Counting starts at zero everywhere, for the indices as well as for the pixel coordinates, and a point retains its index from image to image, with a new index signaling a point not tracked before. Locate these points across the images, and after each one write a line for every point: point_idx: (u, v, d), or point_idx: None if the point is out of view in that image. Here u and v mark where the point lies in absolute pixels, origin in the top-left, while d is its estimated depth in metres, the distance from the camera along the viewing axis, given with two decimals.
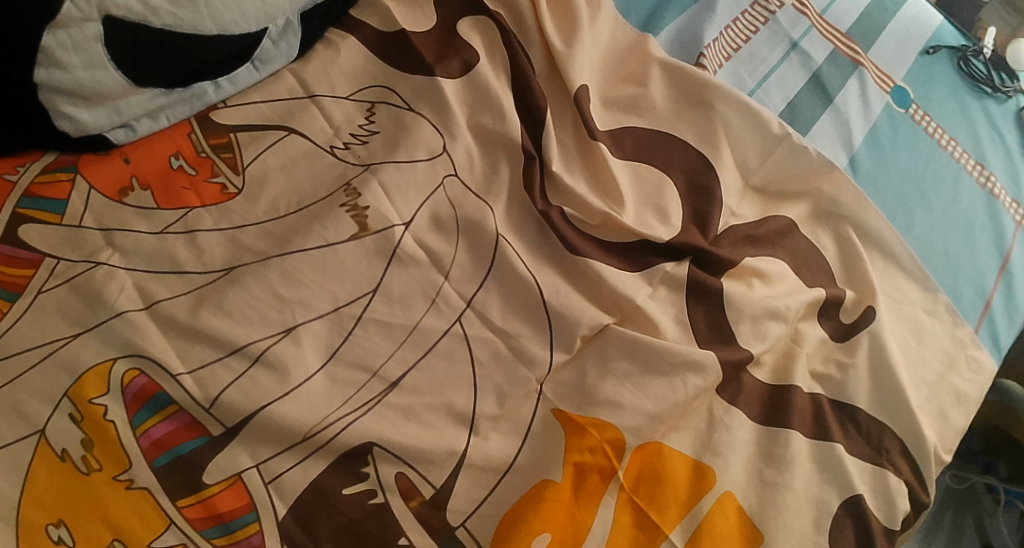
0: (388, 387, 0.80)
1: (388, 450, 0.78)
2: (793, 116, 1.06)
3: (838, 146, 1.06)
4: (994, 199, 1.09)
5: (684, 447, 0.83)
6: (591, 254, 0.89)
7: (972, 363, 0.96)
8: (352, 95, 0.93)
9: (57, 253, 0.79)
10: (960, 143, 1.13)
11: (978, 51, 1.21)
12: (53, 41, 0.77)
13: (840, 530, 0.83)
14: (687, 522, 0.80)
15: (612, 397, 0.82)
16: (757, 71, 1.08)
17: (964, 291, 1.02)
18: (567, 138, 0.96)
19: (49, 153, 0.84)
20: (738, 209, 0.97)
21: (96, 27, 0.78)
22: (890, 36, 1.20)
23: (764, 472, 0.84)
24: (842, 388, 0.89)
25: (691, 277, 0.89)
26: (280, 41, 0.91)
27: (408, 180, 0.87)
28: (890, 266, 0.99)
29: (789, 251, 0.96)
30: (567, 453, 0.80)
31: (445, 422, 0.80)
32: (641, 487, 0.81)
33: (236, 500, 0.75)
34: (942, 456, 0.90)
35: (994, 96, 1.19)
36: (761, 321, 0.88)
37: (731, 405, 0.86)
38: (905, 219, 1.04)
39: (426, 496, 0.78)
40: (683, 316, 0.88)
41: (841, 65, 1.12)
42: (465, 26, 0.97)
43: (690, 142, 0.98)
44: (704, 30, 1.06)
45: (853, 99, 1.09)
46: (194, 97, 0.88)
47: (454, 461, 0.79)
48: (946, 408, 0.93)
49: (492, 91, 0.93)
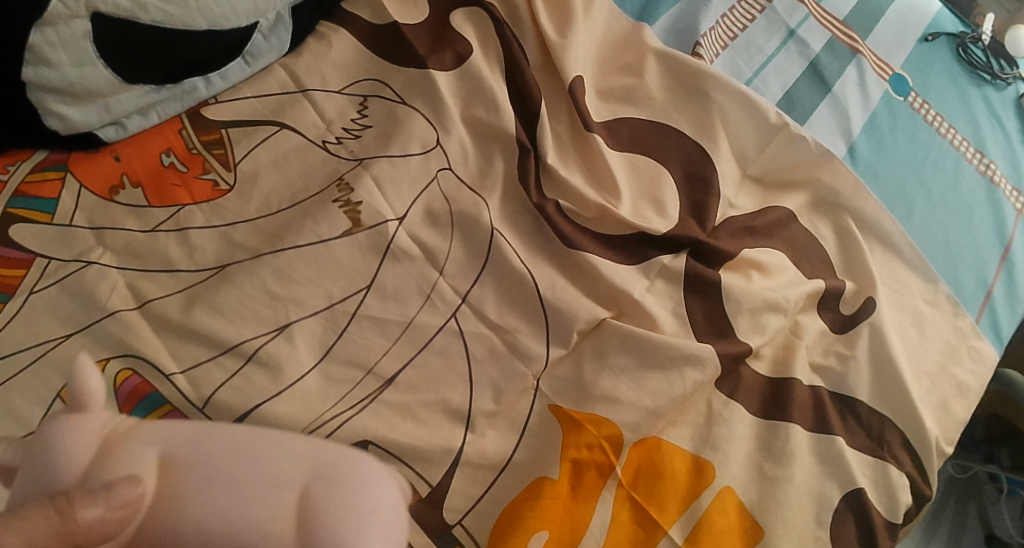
0: (384, 384, 0.79)
1: (383, 448, 0.77)
2: (791, 105, 1.05)
3: (837, 135, 1.05)
4: (994, 187, 1.08)
5: (683, 442, 0.83)
6: (587, 248, 0.88)
7: (973, 354, 0.95)
8: (344, 89, 0.92)
9: (48, 252, 0.78)
10: (960, 131, 1.11)
11: (977, 37, 1.20)
12: (41, 39, 0.76)
13: (841, 524, 0.82)
14: (686, 517, 0.79)
15: (609, 392, 0.81)
16: (754, 60, 1.07)
17: (965, 281, 1.01)
18: (563, 129, 0.95)
19: (40, 152, 0.83)
20: (736, 200, 0.96)
21: (84, 23, 0.78)
22: (889, 23, 1.18)
23: (764, 466, 0.83)
24: (842, 380, 0.88)
25: (689, 269, 0.88)
26: (271, 35, 0.90)
27: (402, 175, 0.86)
28: (890, 256, 0.98)
29: (789, 242, 0.95)
30: (565, 449, 0.79)
31: (441, 418, 0.79)
32: (640, 483, 0.80)
33: None
34: (944, 449, 0.89)
35: (993, 83, 1.18)
36: (760, 313, 0.88)
37: (730, 399, 0.85)
38: (904, 208, 1.03)
39: (422, 494, 0.77)
40: (681, 309, 0.87)
41: (840, 53, 1.10)
42: (458, 18, 0.96)
43: (688, 132, 0.97)
44: (700, 18, 1.05)
45: (851, 87, 1.08)
46: (185, 93, 0.87)
47: (450, 458, 0.78)
48: (947, 399, 0.92)
49: (486, 83, 0.92)
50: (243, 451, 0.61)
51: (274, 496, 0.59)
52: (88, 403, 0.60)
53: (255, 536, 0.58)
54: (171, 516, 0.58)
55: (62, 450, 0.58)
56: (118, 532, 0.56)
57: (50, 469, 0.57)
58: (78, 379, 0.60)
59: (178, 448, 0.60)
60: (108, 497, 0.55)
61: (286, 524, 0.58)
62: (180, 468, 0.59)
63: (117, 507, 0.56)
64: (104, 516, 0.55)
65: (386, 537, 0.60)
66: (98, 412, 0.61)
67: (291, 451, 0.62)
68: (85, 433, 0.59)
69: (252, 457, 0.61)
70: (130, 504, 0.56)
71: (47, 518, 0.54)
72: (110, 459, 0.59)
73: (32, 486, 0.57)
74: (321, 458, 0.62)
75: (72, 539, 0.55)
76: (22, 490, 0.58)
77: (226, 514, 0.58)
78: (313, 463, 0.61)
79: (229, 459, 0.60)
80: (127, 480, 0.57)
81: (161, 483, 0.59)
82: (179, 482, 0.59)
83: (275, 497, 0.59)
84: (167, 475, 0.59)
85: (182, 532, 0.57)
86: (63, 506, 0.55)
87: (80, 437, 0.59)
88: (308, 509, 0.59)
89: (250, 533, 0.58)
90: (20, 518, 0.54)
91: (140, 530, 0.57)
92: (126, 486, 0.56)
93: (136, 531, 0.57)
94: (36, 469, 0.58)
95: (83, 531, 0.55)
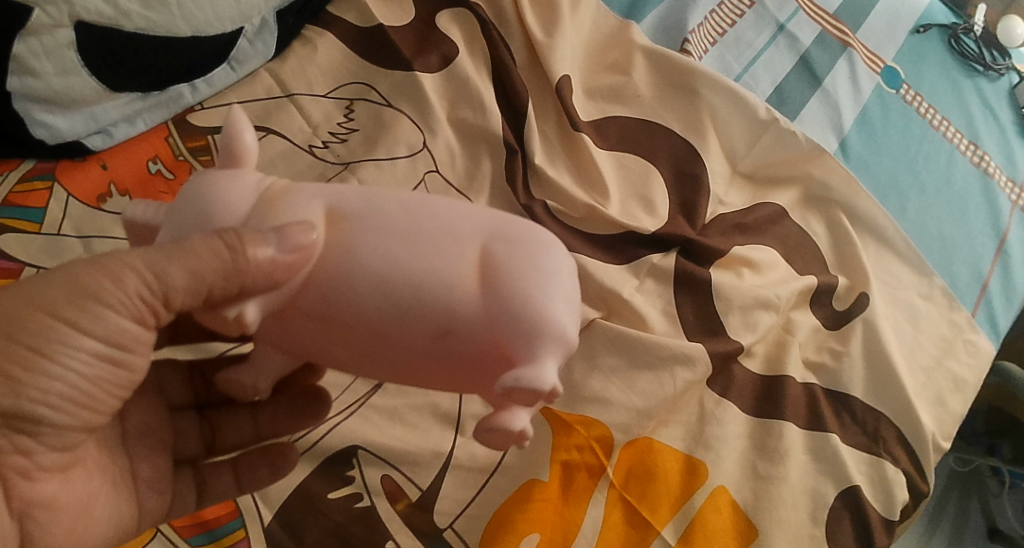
0: (373, 388, 0.79)
1: (373, 453, 0.76)
2: (781, 100, 1.04)
3: (827, 130, 1.04)
4: (989, 179, 1.08)
5: (675, 442, 0.82)
6: (577, 248, 0.87)
7: (968, 347, 0.95)
8: (330, 93, 0.91)
9: (36, 262, 0.78)
10: (953, 123, 1.11)
11: (969, 28, 1.20)
12: (24, 48, 0.75)
13: (837, 522, 0.82)
14: (680, 517, 0.79)
15: (600, 393, 0.81)
16: (743, 56, 1.06)
17: (960, 275, 1.01)
18: (550, 130, 0.94)
19: (27, 161, 0.82)
20: (726, 198, 0.95)
21: (67, 33, 0.77)
22: (880, 15, 1.17)
23: (758, 465, 0.82)
24: (836, 377, 0.88)
25: (679, 268, 0.88)
26: (255, 41, 0.89)
27: (388, 178, 0.86)
28: (883, 250, 0.98)
29: (780, 239, 0.94)
30: (555, 452, 0.79)
31: (430, 422, 0.79)
32: (632, 484, 0.79)
33: (220, 506, 0.73)
34: (941, 444, 0.89)
35: (986, 74, 1.18)
36: (751, 311, 0.87)
37: (723, 397, 0.84)
38: (897, 201, 1.02)
39: (412, 498, 0.76)
40: (671, 308, 0.87)
41: (830, 46, 1.09)
42: (444, 19, 0.96)
43: (676, 130, 0.96)
44: (688, 15, 1.04)
45: (842, 81, 1.07)
46: (171, 100, 0.86)
47: (440, 462, 0.77)
48: (943, 394, 0.92)
49: (472, 85, 0.92)
50: (420, 204, 0.56)
51: (456, 248, 0.55)
52: (242, 156, 0.57)
53: (437, 286, 0.54)
54: (345, 263, 0.54)
55: (219, 198, 0.55)
56: (288, 278, 0.54)
57: (206, 215, 0.55)
58: (232, 131, 0.56)
59: (346, 201, 0.56)
60: (279, 239, 0.53)
61: (469, 277, 0.54)
62: (351, 220, 0.55)
63: (290, 251, 0.53)
64: (276, 259, 0.52)
65: (569, 300, 0.56)
66: (251, 168, 0.57)
67: (472, 208, 0.57)
68: (243, 184, 0.56)
69: (429, 208, 0.56)
70: (302, 250, 0.53)
71: (218, 253, 0.53)
72: (274, 207, 0.55)
73: (188, 224, 0.55)
74: (500, 216, 0.57)
75: (240, 278, 0.53)
76: (177, 227, 0.55)
77: (405, 262, 0.54)
78: (492, 220, 0.56)
79: (403, 210, 0.56)
80: (299, 226, 0.54)
81: (329, 234, 0.55)
82: (350, 232, 0.55)
83: (457, 251, 0.55)
84: (337, 225, 0.55)
85: (357, 279, 0.54)
86: (234, 243, 0.53)
87: (239, 188, 0.55)
88: (492, 264, 0.55)
89: (431, 282, 0.54)
90: (187, 252, 0.54)
91: (309, 279, 0.55)
92: (300, 231, 0.53)
93: (308, 278, 0.55)
94: (193, 212, 0.55)
95: (252, 271, 0.53)
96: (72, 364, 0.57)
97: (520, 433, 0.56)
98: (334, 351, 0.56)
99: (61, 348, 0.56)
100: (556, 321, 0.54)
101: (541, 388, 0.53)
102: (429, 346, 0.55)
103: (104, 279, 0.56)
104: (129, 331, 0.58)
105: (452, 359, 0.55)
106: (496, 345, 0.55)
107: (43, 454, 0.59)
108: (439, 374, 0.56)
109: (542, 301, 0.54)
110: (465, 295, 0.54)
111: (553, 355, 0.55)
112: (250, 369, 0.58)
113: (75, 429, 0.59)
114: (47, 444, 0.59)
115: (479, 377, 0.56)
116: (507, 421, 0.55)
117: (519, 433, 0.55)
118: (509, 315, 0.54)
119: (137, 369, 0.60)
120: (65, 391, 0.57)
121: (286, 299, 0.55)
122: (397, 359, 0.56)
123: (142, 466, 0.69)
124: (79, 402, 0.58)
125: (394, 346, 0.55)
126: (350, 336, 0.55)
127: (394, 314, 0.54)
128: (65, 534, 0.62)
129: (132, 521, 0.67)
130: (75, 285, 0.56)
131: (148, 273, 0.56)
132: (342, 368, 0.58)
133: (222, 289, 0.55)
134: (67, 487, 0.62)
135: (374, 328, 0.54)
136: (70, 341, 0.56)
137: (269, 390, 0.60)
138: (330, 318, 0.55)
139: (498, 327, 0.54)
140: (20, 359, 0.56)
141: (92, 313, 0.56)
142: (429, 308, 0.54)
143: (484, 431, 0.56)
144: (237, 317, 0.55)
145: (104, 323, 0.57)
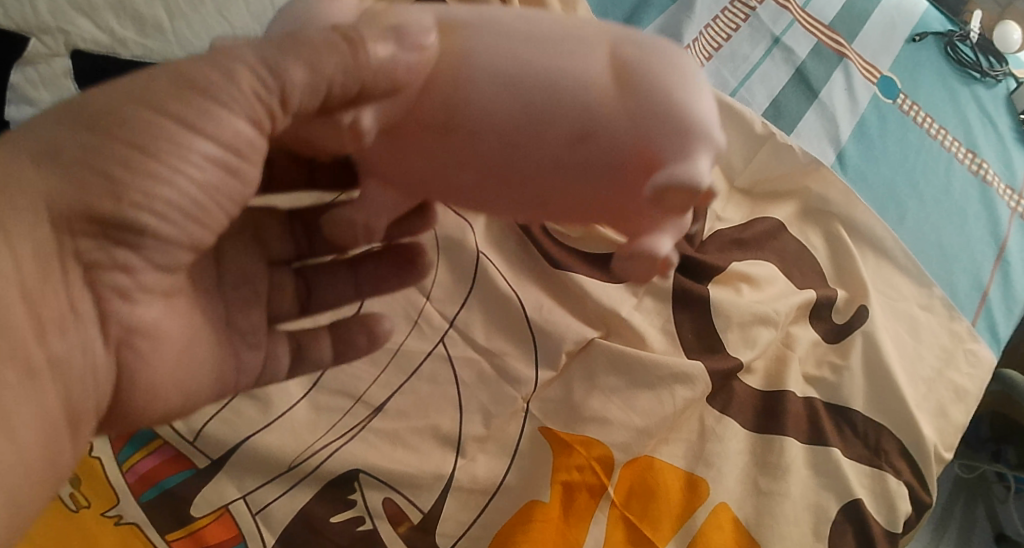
0: (373, 412, 0.79)
1: (375, 477, 0.76)
2: (777, 114, 1.04)
3: (825, 142, 1.04)
4: (987, 187, 1.08)
5: (676, 460, 0.82)
6: (576, 269, 0.87)
7: (970, 357, 0.95)
8: None
9: None
10: (950, 131, 1.11)
11: (964, 35, 1.20)
12: (21, 78, 0.76)
13: (840, 536, 0.82)
14: (682, 533, 0.79)
15: (600, 413, 0.81)
16: (740, 70, 1.06)
17: (960, 285, 1.01)
18: None
19: None
20: (724, 213, 0.96)
21: (63, 61, 0.77)
22: (875, 26, 1.17)
23: (759, 480, 0.82)
24: (836, 390, 0.88)
25: (678, 286, 0.88)
26: None
27: None
28: (882, 262, 0.98)
29: (778, 253, 0.95)
30: (555, 472, 0.79)
31: (431, 445, 0.78)
32: (633, 503, 0.79)
33: (223, 531, 0.73)
34: (943, 455, 0.89)
35: (983, 81, 1.18)
36: (750, 327, 0.87)
37: (722, 414, 0.84)
38: (895, 212, 1.02)
39: (415, 521, 0.76)
40: (670, 326, 0.87)
41: (826, 58, 1.09)
42: None
43: None
44: (683, 31, 1.04)
45: (838, 92, 1.07)
46: None
47: (442, 484, 0.77)
48: (945, 405, 0.92)
49: None
50: (536, 13, 0.54)
51: (585, 49, 0.52)
52: None
53: (571, 86, 0.51)
54: (466, 67, 0.51)
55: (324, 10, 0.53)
56: (409, 84, 0.51)
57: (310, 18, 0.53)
58: None
59: (455, 12, 0.53)
60: (399, 38, 0.50)
61: (604, 77, 0.52)
62: (464, 28, 0.52)
63: (411, 49, 0.50)
64: (398, 57, 0.50)
65: (706, 96, 0.54)
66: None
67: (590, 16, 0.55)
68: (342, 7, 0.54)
69: (546, 15, 0.54)
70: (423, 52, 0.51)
71: (339, 50, 0.50)
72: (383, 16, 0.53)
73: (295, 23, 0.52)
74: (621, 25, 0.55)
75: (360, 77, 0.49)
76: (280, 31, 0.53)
77: (532, 60, 0.51)
78: (613, 27, 0.54)
79: (519, 17, 0.53)
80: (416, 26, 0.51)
81: (444, 41, 0.52)
82: (467, 37, 0.52)
83: (588, 51, 0.52)
84: (450, 32, 0.52)
85: (484, 82, 0.51)
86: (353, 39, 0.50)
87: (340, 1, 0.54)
88: (624, 63, 0.53)
89: (565, 82, 0.51)
90: (304, 45, 0.50)
91: (426, 89, 0.51)
92: (419, 31, 0.51)
93: (427, 86, 0.51)
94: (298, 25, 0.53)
95: (372, 69, 0.50)
96: (185, 166, 0.50)
97: (665, 258, 0.55)
98: (456, 172, 0.53)
99: (171, 148, 0.50)
100: (700, 119, 0.53)
101: (695, 185, 0.52)
102: (568, 153, 0.52)
103: (214, 72, 0.50)
104: (244, 134, 0.51)
105: (592, 169, 0.53)
106: (639, 149, 0.52)
107: (144, 273, 0.53)
108: (572, 192, 0.53)
109: (682, 96, 0.53)
110: (603, 95, 0.52)
111: (701, 151, 0.53)
112: (360, 208, 0.56)
113: (181, 246, 0.53)
114: (150, 261, 0.53)
115: (618, 193, 0.54)
116: (651, 245, 0.54)
117: (665, 256, 0.55)
118: (651, 113, 0.52)
119: (251, 181, 0.54)
120: (175, 199, 0.51)
121: (402, 112, 0.52)
122: (531, 174, 0.53)
123: (238, 317, 0.64)
124: (190, 213, 0.52)
125: (530, 154, 0.52)
126: (477, 148, 0.52)
127: (529, 115, 0.51)
128: (164, 371, 0.56)
129: (232, 372, 0.63)
130: (179, 75, 0.50)
131: (262, 66, 0.50)
132: (459, 197, 0.55)
133: (342, 90, 0.50)
134: (170, 315, 0.56)
135: (504, 136, 0.52)
136: (183, 143, 0.50)
137: (382, 234, 0.58)
138: (456, 129, 0.52)
139: (640, 127, 0.52)
140: (120, 158, 0.49)
141: (203, 110, 0.50)
142: (566, 111, 0.51)
143: (626, 258, 0.55)
144: (353, 123, 0.51)
145: (216, 122, 0.50)
